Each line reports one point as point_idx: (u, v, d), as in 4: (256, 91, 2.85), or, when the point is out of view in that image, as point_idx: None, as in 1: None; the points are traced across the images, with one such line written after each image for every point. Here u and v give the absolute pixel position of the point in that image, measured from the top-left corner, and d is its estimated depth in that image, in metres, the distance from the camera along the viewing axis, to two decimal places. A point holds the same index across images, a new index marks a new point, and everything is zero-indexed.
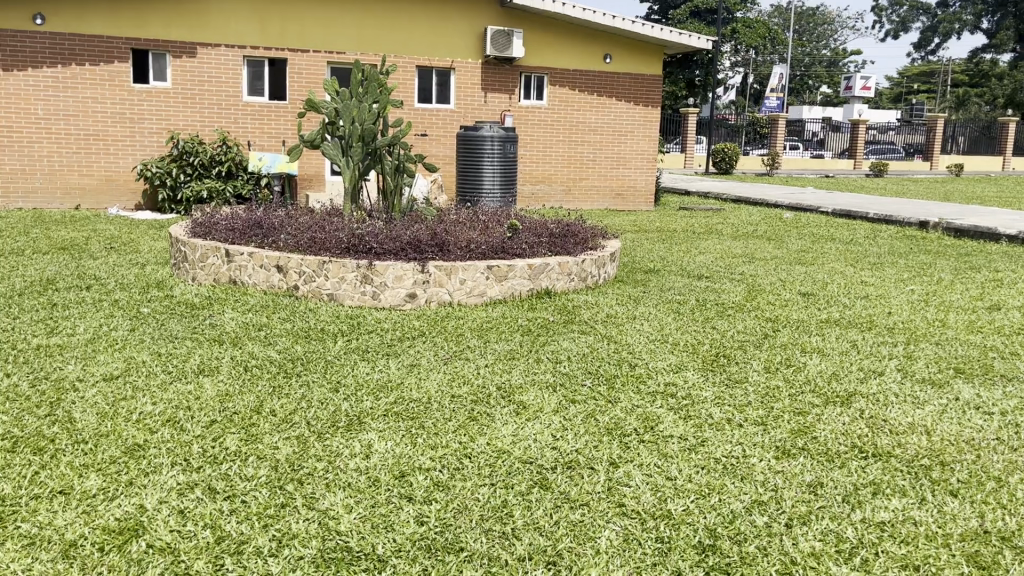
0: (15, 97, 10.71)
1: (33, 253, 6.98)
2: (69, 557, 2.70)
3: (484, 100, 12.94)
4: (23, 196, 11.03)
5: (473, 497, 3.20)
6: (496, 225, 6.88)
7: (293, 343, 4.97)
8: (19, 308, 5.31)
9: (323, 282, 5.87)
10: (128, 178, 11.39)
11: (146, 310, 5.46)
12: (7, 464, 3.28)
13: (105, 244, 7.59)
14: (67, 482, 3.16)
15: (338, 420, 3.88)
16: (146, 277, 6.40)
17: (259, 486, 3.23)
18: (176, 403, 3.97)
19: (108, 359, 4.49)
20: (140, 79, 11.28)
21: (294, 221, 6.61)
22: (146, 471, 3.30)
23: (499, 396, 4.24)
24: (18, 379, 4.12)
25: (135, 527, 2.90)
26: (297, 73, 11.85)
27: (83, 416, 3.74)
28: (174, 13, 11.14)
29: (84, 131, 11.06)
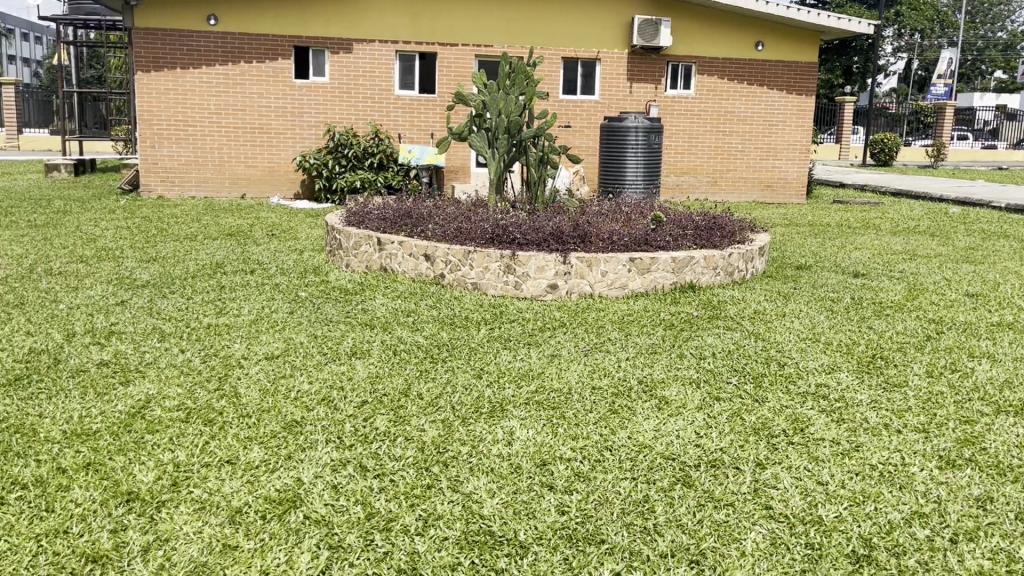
0: (190, 93, 11.52)
1: (205, 239, 7.51)
2: (235, 523, 2.90)
3: (629, 91, 12.80)
4: (196, 186, 11.86)
5: (614, 490, 3.18)
6: (639, 217, 6.80)
7: (438, 329, 5.11)
8: (192, 289, 5.73)
9: (467, 271, 5.99)
10: (288, 169, 12.04)
11: (304, 294, 5.75)
12: (182, 432, 3.54)
13: (267, 231, 8.07)
14: (234, 452, 3.39)
15: (481, 405, 3.96)
16: (303, 263, 6.75)
17: (406, 466, 3.35)
18: (330, 382, 4.18)
19: (270, 339, 4.77)
20: (301, 75, 11.88)
21: (441, 211, 6.77)
22: (303, 446, 3.49)
23: (640, 390, 4.19)
24: (191, 355, 4.45)
25: (293, 498, 3.07)
26: (445, 66, 12.13)
27: (247, 392, 4.00)
28: (331, 10, 11.67)
29: (250, 125, 11.78)
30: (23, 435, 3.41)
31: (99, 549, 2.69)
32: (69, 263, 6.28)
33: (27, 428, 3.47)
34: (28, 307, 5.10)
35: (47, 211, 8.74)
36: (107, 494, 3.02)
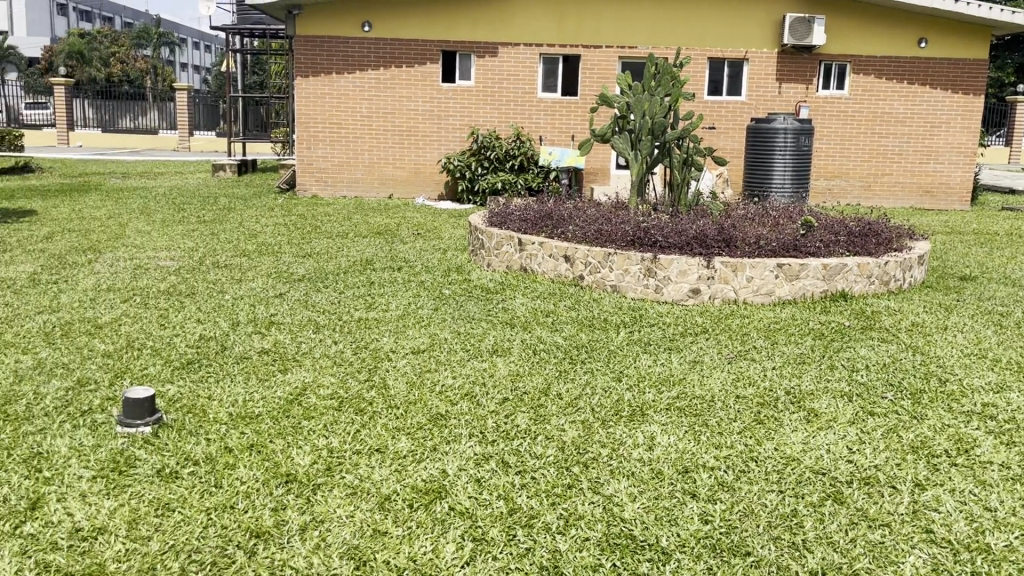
0: (343, 96, 12.06)
1: (355, 236, 7.84)
2: (385, 509, 3.01)
3: (778, 91, 12.38)
4: (347, 186, 12.40)
5: (760, 502, 3.09)
6: (788, 222, 6.57)
7: (578, 330, 5.12)
8: (343, 284, 6.00)
9: (608, 273, 5.97)
10: (432, 170, 12.39)
11: (447, 292, 5.91)
12: (335, 420, 3.72)
13: (413, 230, 8.34)
14: (383, 442, 3.53)
15: (621, 409, 3.94)
16: (447, 262, 6.92)
17: (547, 465, 3.38)
18: (473, 378, 4.27)
19: (416, 334, 4.93)
20: (447, 79, 12.21)
21: (582, 213, 6.78)
22: (447, 439, 3.58)
23: (788, 400, 4.05)
24: (343, 347, 4.66)
25: (439, 489, 3.16)
26: (588, 68, 12.13)
27: (395, 384, 4.15)
28: (478, 16, 11.91)
29: (398, 127, 12.20)
30: (195, 415, 3.67)
31: (261, 525, 2.86)
32: (234, 257, 6.71)
33: (198, 408, 3.73)
34: (198, 297, 5.49)
35: (214, 208, 9.38)
36: (269, 474, 3.21)
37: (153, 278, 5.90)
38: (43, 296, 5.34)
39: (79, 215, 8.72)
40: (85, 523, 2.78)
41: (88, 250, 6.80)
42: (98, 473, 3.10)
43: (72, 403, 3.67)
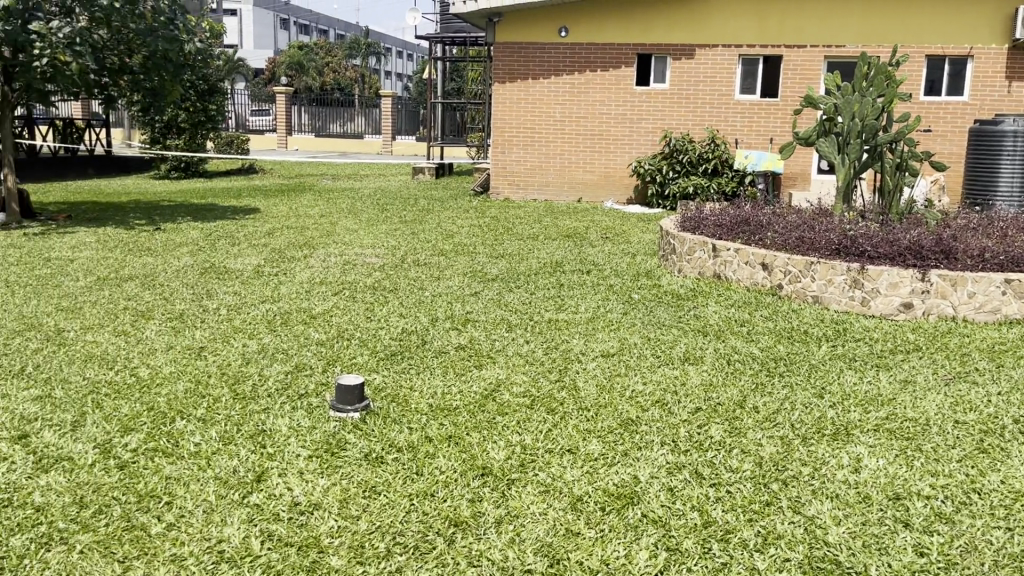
0: (538, 101, 12.31)
1: (545, 239, 7.95)
2: (577, 510, 3.02)
3: (1008, 91, 11.20)
4: (539, 189, 12.63)
5: (985, 539, 2.83)
6: (1017, 232, 6.00)
7: (775, 341, 4.91)
8: (534, 285, 6.11)
9: (808, 283, 5.69)
10: (622, 174, 12.35)
11: (637, 296, 5.87)
12: (528, 417, 3.78)
13: (602, 233, 8.36)
14: (574, 443, 3.54)
15: (823, 427, 3.73)
16: (637, 266, 6.87)
17: (744, 479, 3.26)
18: (664, 386, 4.20)
19: (606, 337, 4.93)
20: (641, 82, 12.14)
21: (782, 219, 6.51)
22: (639, 445, 3.55)
23: (1016, 430, 3.68)
24: (534, 346, 4.74)
25: (631, 495, 3.13)
26: (791, 69, 11.53)
27: (586, 386, 4.16)
28: (676, 17, 11.70)
29: (590, 131, 12.27)
30: (398, 404, 3.86)
31: (460, 515, 2.95)
32: (432, 256, 7.02)
33: (401, 398, 3.92)
34: (400, 292, 5.79)
35: (414, 209, 9.85)
36: (466, 466, 3.31)
37: (360, 274, 6.29)
38: (265, 286, 5.83)
39: (296, 213, 9.46)
40: (302, 499, 2.99)
41: (303, 245, 7.36)
42: (313, 453, 3.33)
43: (291, 386, 3.97)
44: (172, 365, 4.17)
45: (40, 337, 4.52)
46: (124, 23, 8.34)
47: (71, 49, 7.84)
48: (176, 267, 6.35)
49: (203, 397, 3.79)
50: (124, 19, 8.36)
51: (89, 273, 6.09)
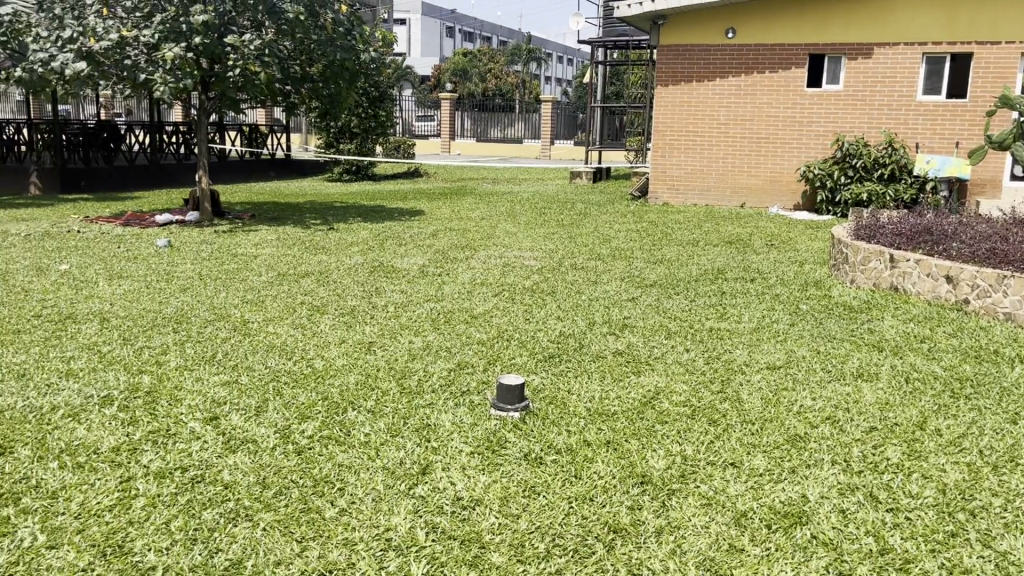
0: (702, 104, 12.10)
1: (706, 245, 7.76)
2: (742, 526, 2.92)
3: None
4: (700, 194, 12.40)
5: None
6: None
7: (960, 360, 4.56)
8: (695, 292, 5.97)
9: (1000, 298, 5.25)
10: (790, 179, 11.87)
11: (805, 307, 5.61)
12: (689, 427, 3.70)
13: (766, 241, 8.06)
14: (738, 456, 3.43)
15: (1018, 456, 3.42)
16: (804, 276, 6.58)
17: (925, 506, 3.04)
18: (836, 402, 3.99)
19: (771, 349, 4.74)
20: (814, 84, 11.61)
21: (970, 229, 6.04)
22: (808, 462, 3.39)
23: None
24: (695, 355, 4.63)
25: (799, 514, 2.99)
26: (983, 68, 10.66)
27: (750, 399, 4.02)
28: (853, 15, 11.09)
29: (756, 134, 11.89)
30: (557, 406, 3.88)
31: (619, 521, 2.92)
32: (590, 260, 7.02)
33: (559, 400, 3.94)
34: (557, 295, 5.82)
35: (572, 213, 9.89)
36: (625, 472, 3.28)
37: (518, 276, 6.38)
38: (429, 286, 6.03)
39: (458, 215, 9.73)
40: (464, 494, 3.05)
41: (465, 247, 7.56)
42: (474, 450, 3.40)
43: (454, 382, 4.08)
44: (344, 358, 4.38)
45: (228, 326, 4.88)
46: (307, 35, 8.91)
47: (261, 60, 8.45)
48: (347, 265, 6.69)
49: (372, 389, 3.96)
50: (307, 31, 8.92)
51: (271, 268, 6.52)
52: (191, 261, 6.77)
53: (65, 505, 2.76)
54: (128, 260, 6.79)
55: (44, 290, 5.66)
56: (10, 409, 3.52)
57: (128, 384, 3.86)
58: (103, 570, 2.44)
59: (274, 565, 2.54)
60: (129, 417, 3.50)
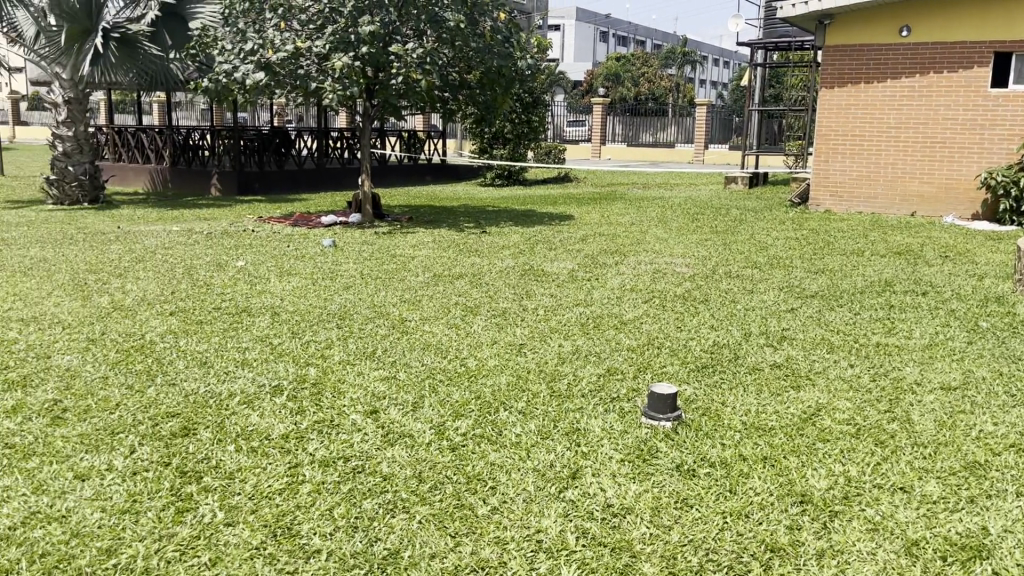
0: (870, 107, 11.48)
1: (872, 256, 7.35)
2: (913, 556, 2.73)
3: None
4: (866, 201, 11.76)
5: None
6: None
7: None
8: (861, 304, 5.67)
9: None
10: (969, 187, 11.00)
11: (985, 324, 5.20)
12: (852, 447, 3.51)
13: (940, 252, 7.53)
14: (908, 481, 3.21)
15: None
16: (985, 290, 6.10)
17: None
18: (1021, 429, 3.66)
19: (946, 368, 4.42)
20: (998, 84, 10.74)
21: None
22: (989, 493, 3.13)
23: None
24: (859, 371, 4.39)
25: (978, 547, 2.77)
26: None
27: (922, 420, 3.76)
28: None
29: (930, 139, 11.13)
30: (710, 418, 3.77)
31: (777, 541, 2.80)
32: (746, 268, 6.81)
33: (713, 412, 3.83)
34: (711, 303, 5.68)
35: (727, 219, 9.63)
36: (783, 490, 3.14)
37: (671, 283, 6.28)
38: (580, 290, 6.04)
39: (609, 220, 9.70)
40: (615, 501, 3.02)
41: (616, 252, 7.52)
42: (624, 457, 3.36)
43: (605, 388, 4.06)
44: (496, 358, 4.46)
45: (387, 324, 5.08)
46: (467, 42, 9.16)
47: (423, 67, 8.75)
48: (500, 268, 6.81)
49: (524, 391, 4.00)
50: (466, 39, 9.17)
51: (427, 269, 6.73)
52: (353, 260, 7.09)
53: (240, 486, 2.95)
54: (297, 258, 7.21)
55: (223, 284, 6.10)
56: (194, 393, 3.81)
57: (297, 375, 4.09)
58: (274, 550, 2.58)
59: (430, 558, 2.61)
60: (297, 407, 3.70)
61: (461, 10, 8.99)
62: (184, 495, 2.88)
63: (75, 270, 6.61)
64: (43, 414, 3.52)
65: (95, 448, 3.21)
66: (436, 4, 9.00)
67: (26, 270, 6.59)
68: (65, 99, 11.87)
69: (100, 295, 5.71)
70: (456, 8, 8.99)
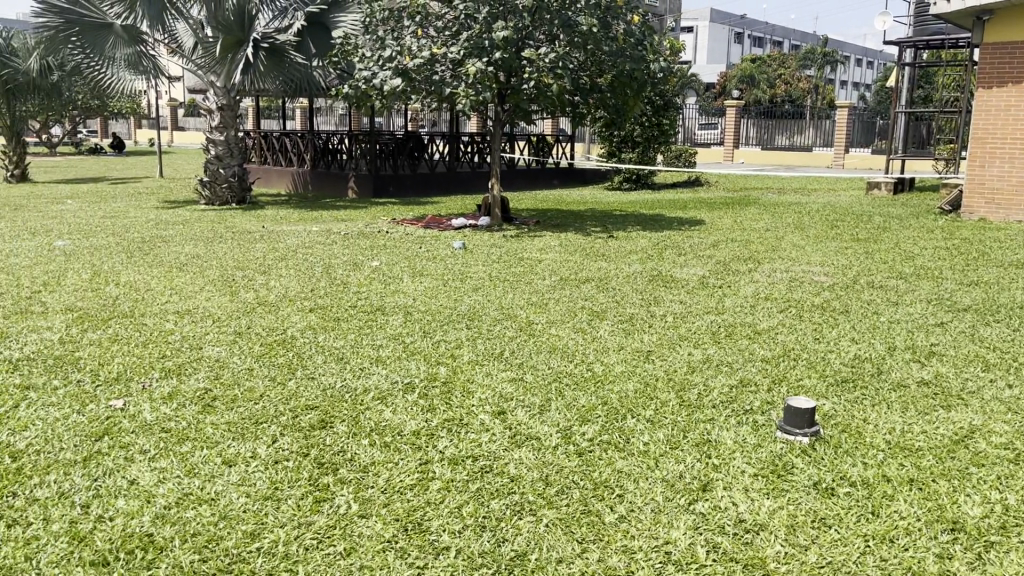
0: None
1: None
2: None
3: None
4: None
5: None
6: None
7: None
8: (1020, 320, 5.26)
9: None
10: None
11: None
12: (1011, 474, 3.24)
13: None
14: None
15: None
16: None
17: None
18: None
19: None
20: None
21: None
22: None
23: None
24: (1018, 392, 4.07)
25: None
26: None
27: None
28: None
29: None
30: (850, 434, 3.59)
31: (925, 569, 2.62)
32: (890, 278, 6.45)
33: (854, 429, 3.64)
34: (851, 315, 5.42)
35: (869, 227, 9.16)
36: (931, 516, 2.94)
37: (807, 292, 6.03)
38: (710, 297, 5.89)
39: (741, 226, 9.43)
40: (748, 516, 2.91)
41: (749, 259, 7.29)
42: (757, 472, 3.24)
43: (737, 400, 3.94)
44: (623, 364, 4.41)
45: (514, 326, 5.11)
46: (599, 46, 9.14)
47: (554, 71, 8.79)
48: (628, 273, 6.74)
49: (652, 399, 3.93)
50: (598, 42, 9.14)
51: (555, 273, 6.74)
52: (482, 262, 7.19)
53: (374, 480, 3.04)
54: (428, 259, 7.38)
55: (358, 283, 6.32)
56: (332, 388, 3.95)
57: (427, 374, 4.18)
58: (405, 544, 2.64)
59: (556, 562, 2.60)
60: (428, 405, 3.78)
61: (594, 14, 8.99)
62: (321, 485, 2.98)
63: (224, 267, 7.01)
64: (195, 402, 3.74)
65: (241, 435, 3.38)
66: (569, 8, 9.02)
67: (181, 266, 7.05)
68: (219, 105, 12.65)
69: (246, 291, 6.03)
70: (589, 11, 8.99)
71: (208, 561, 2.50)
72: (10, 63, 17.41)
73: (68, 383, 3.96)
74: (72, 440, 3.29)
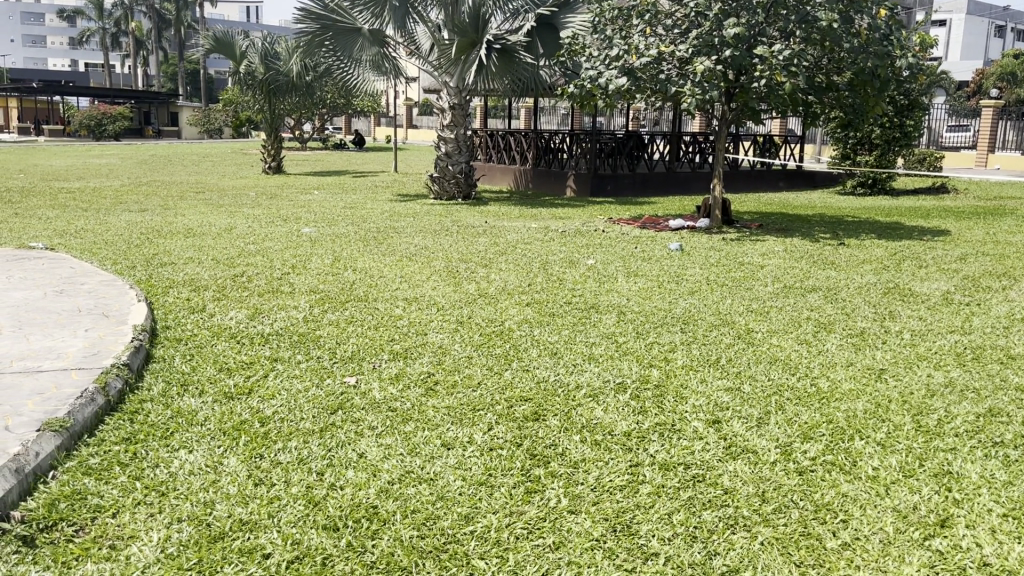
0: None
1: None
2: None
3: None
4: None
5: None
6: None
7: None
8: None
9: None
10: None
11: None
12: None
13: None
14: None
15: None
16: None
17: None
18: None
19: None
20: None
21: None
22: None
23: None
24: None
25: None
26: None
27: None
28: None
29: None
30: None
31: None
32: None
33: None
34: None
35: None
36: None
37: None
38: (956, 316, 5.35)
39: (994, 239, 8.47)
40: (994, 560, 2.58)
41: (1004, 275, 6.55)
42: (1008, 512, 2.87)
43: (983, 430, 3.54)
44: (852, 382, 4.11)
45: (733, 333, 4.93)
46: (838, 41, 8.59)
47: (788, 69, 8.36)
48: (861, 283, 6.29)
49: (885, 421, 3.63)
50: (837, 39, 8.60)
51: (777, 280, 6.42)
52: (699, 265, 7.02)
53: (584, 476, 3.04)
54: (644, 260, 7.31)
55: (574, 280, 6.37)
56: (546, 381, 4.01)
57: (640, 375, 4.12)
58: (614, 545, 2.61)
59: None
60: (640, 406, 3.73)
61: (835, 8, 8.45)
62: (533, 477, 3.03)
63: (450, 258, 7.36)
64: (419, 384, 3.94)
65: (459, 420, 3.51)
66: (807, 3, 8.57)
67: (411, 256, 7.44)
68: (451, 104, 13.30)
69: (469, 282, 6.28)
70: (830, 6, 8.48)
71: (425, 538, 2.61)
72: (274, 66, 19.35)
73: (309, 358, 4.32)
74: (311, 411, 3.58)
